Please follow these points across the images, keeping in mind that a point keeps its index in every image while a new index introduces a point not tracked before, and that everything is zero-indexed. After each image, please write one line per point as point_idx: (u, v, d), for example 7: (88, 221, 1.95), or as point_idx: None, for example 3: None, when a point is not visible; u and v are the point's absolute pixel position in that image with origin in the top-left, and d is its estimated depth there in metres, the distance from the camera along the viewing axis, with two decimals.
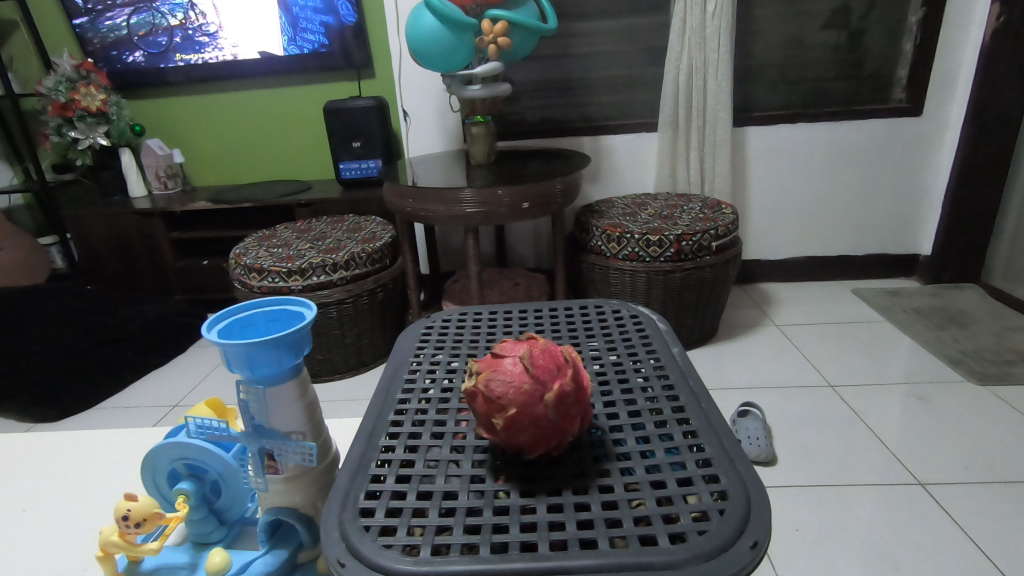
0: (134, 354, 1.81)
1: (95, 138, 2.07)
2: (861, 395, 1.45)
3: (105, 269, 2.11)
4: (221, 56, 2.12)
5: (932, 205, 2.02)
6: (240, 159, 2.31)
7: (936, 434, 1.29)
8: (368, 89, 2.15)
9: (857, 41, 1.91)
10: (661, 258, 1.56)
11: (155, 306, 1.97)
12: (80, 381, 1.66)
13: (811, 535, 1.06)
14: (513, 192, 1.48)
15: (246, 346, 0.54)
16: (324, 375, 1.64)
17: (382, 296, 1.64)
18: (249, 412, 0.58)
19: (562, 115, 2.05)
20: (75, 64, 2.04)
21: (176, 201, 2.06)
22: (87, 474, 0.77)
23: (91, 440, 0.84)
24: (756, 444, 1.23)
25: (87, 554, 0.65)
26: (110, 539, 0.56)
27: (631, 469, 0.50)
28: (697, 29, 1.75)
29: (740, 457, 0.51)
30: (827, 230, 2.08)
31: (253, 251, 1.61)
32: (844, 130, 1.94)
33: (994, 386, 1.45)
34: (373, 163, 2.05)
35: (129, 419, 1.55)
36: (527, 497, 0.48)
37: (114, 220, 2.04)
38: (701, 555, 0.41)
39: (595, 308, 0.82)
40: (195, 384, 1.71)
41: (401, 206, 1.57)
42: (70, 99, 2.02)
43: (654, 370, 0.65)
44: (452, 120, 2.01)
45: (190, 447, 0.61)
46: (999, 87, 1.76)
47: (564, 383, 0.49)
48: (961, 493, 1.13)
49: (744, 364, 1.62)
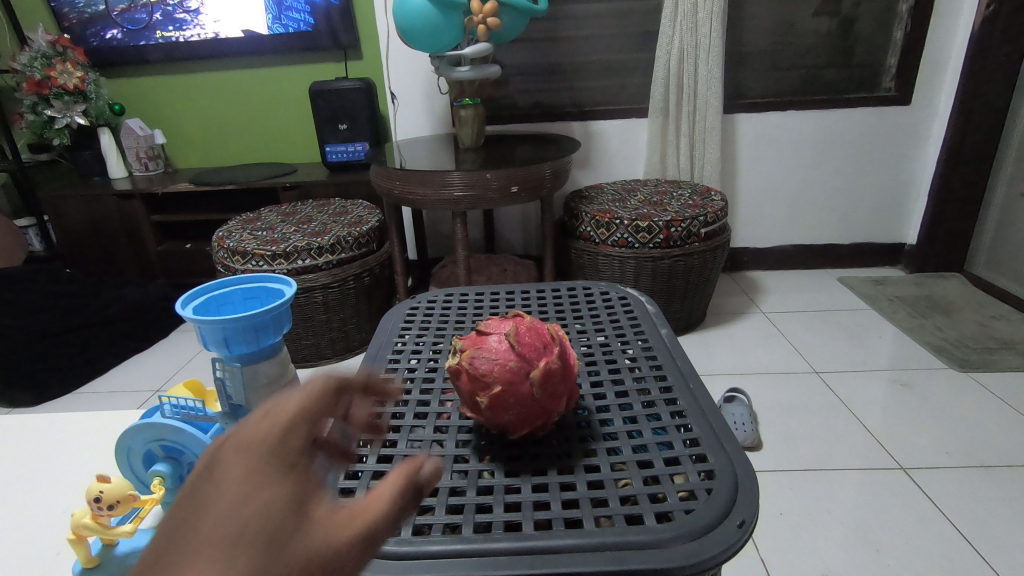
0: (114, 337, 1.78)
1: (73, 117, 2.01)
2: (846, 381, 1.46)
3: (84, 252, 2.07)
4: (203, 34, 2.06)
5: (919, 195, 2.03)
6: (223, 139, 2.25)
7: (919, 421, 1.30)
8: (355, 70, 2.10)
9: (848, 28, 1.91)
10: (650, 244, 1.55)
11: (136, 290, 1.93)
12: (60, 365, 1.63)
13: (795, 519, 1.06)
14: (501, 176, 1.45)
15: (224, 322, 0.55)
16: (310, 360, 1.63)
17: (369, 281, 1.62)
18: (226, 391, 0.58)
19: (552, 99, 2.02)
20: (51, 39, 1.97)
21: (157, 183, 2.01)
22: (61, 455, 0.75)
23: (66, 421, 0.82)
24: (742, 429, 1.23)
25: (60, 537, 0.63)
26: (82, 522, 0.54)
27: (619, 448, 0.50)
28: (689, 14, 1.73)
29: (727, 438, 0.50)
30: (814, 218, 2.09)
31: (236, 233, 1.58)
32: (834, 117, 1.94)
33: (976, 374, 1.46)
34: (360, 147, 2.01)
35: (109, 404, 1.52)
36: (512, 476, 0.47)
37: (93, 202, 1.99)
38: (688, 533, 0.41)
39: (582, 290, 0.81)
40: (178, 369, 1.68)
41: (388, 189, 1.54)
42: (46, 76, 1.95)
43: (641, 351, 0.65)
44: (441, 103, 1.98)
45: (165, 428, 0.59)
46: (987, 77, 1.76)
47: (550, 361, 0.48)
48: (942, 477, 1.14)
49: (731, 351, 1.63)
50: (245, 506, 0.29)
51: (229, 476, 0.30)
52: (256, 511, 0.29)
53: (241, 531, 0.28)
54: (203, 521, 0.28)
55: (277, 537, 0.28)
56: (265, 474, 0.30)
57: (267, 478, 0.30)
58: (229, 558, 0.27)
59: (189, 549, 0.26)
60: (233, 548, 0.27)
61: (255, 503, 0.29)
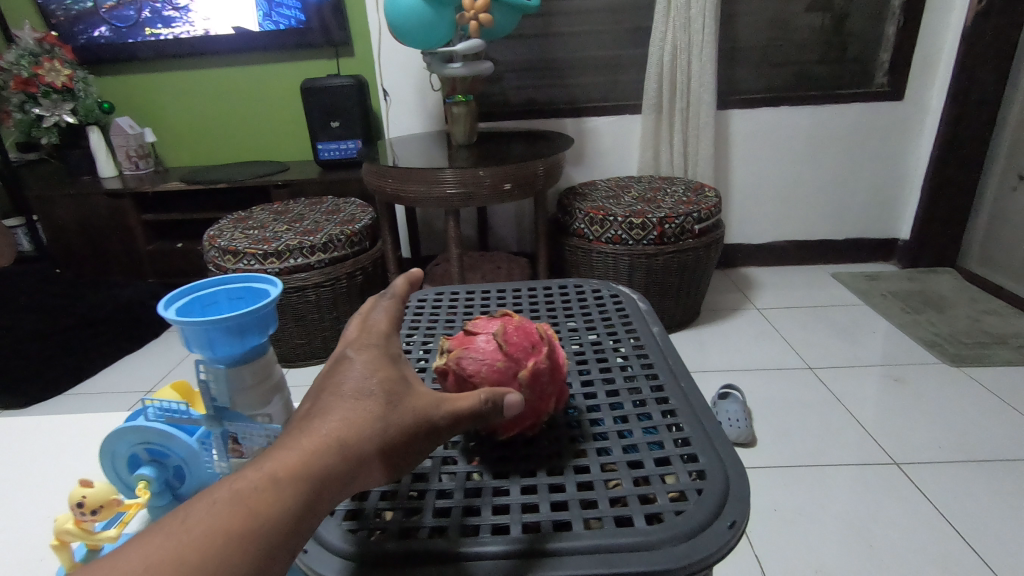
0: (105, 338, 1.76)
1: (62, 116, 1.99)
2: (839, 378, 1.46)
3: (74, 252, 2.05)
4: (192, 31, 2.04)
5: (911, 190, 2.03)
6: (214, 138, 2.23)
7: (912, 416, 1.30)
8: (347, 67, 2.09)
9: (841, 24, 1.90)
10: (644, 241, 1.55)
11: (127, 290, 1.92)
12: (50, 366, 1.61)
13: (790, 515, 1.06)
14: (494, 173, 1.44)
15: (206, 324, 0.53)
16: (302, 359, 1.61)
17: (362, 280, 1.61)
18: (210, 393, 0.58)
19: (545, 96, 2.01)
20: (38, 37, 1.95)
21: (147, 182, 1.99)
22: (48, 459, 0.74)
23: (53, 424, 0.81)
24: (736, 426, 1.23)
25: (43, 543, 0.62)
26: (64, 528, 0.52)
27: (609, 448, 0.49)
28: (682, 9, 1.72)
29: (719, 436, 0.50)
30: (808, 214, 2.09)
31: (228, 232, 1.57)
32: (827, 113, 1.94)
33: (968, 368, 1.47)
34: (352, 144, 2.00)
35: (99, 405, 1.51)
36: (500, 479, 0.46)
37: (82, 201, 1.97)
38: (678, 535, 0.40)
39: (574, 287, 0.80)
40: (169, 369, 1.67)
41: (380, 187, 1.53)
42: (33, 73, 1.93)
43: (633, 349, 0.64)
44: (433, 100, 1.96)
45: (150, 431, 0.58)
46: (978, 72, 1.76)
47: (538, 361, 0.48)
48: (936, 472, 1.15)
49: (725, 347, 1.63)
50: (365, 377, 0.41)
51: (354, 359, 0.42)
52: (374, 381, 0.41)
53: (364, 390, 0.40)
54: (341, 384, 0.40)
55: (390, 397, 0.40)
56: (377, 360, 0.42)
57: (381, 362, 0.42)
58: (357, 408, 0.39)
59: (332, 399, 0.39)
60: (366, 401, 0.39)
61: (372, 376, 0.41)
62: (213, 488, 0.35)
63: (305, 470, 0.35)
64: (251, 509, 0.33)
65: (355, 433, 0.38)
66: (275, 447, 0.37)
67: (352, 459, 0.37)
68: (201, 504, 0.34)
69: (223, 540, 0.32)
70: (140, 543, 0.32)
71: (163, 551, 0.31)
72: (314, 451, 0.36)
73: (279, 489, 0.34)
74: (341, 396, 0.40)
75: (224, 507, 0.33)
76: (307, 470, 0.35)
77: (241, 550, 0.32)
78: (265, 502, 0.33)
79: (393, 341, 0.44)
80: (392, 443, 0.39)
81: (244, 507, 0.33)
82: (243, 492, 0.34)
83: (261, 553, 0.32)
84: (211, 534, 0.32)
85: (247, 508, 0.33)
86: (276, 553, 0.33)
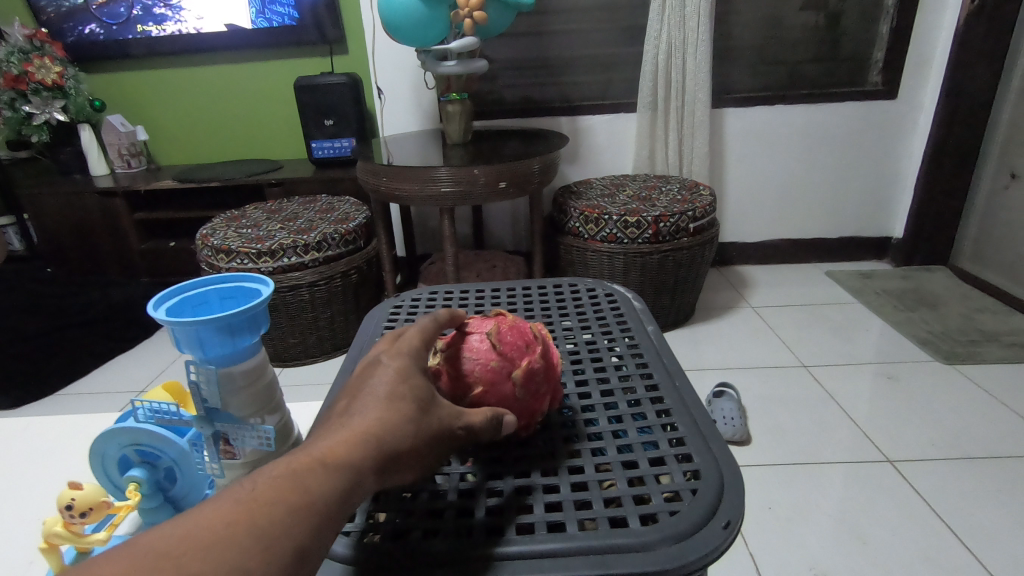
0: (97, 337, 1.75)
1: (52, 113, 1.97)
2: (833, 376, 1.47)
3: (65, 251, 2.03)
4: (185, 29, 2.03)
5: (905, 189, 2.04)
6: (207, 136, 2.22)
7: (906, 413, 1.31)
8: (340, 65, 2.07)
9: (834, 23, 1.91)
10: (639, 239, 1.55)
11: (119, 289, 1.90)
12: (40, 366, 1.60)
13: (783, 512, 1.07)
14: (489, 171, 1.44)
15: (197, 325, 0.53)
16: (296, 359, 1.61)
17: (357, 279, 1.60)
18: (201, 394, 0.57)
19: (540, 94, 2.01)
20: (28, 34, 1.93)
21: (140, 180, 1.97)
22: (39, 461, 0.73)
23: (44, 425, 0.80)
24: (731, 424, 1.23)
25: (31, 547, 0.61)
26: (53, 530, 0.52)
27: (603, 448, 0.49)
28: (676, 8, 1.72)
29: (714, 437, 0.50)
30: (802, 213, 2.09)
31: (221, 231, 1.56)
32: (822, 112, 1.95)
33: (962, 366, 1.48)
34: (346, 142, 1.99)
35: (91, 405, 1.50)
36: (494, 479, 0.46)
37: (73, 199, 1.95)
38: (671, 536, 0.40)
39: (569, 286, 0.80)
40: (162, 369, 1.66)
41: (374, 186, 1.52)
42: (23, 71, 1.91)
43: (628, 348, 0.64)
44: (428, 98, 1.96)
45: (141, 432, 0.57)
46: (970, 71, 1.77)
47: (532, 360, 0.49)
48: (928, 469, 1.15)
49: (721, 345, 1.63)
50: (399, 382, 0.41)
51: (386, 363, 0.43)
52: (408, 385, 0.41)
53: (398, 392, 0.40)
54: (374, 385, 0.41)
55: (423, 401, 0.41)
56: (411, 365, 0.43)
57: (413, 368, 0.43)
58: (393, 410, 0.39)
59: (366, 399, 0.40)
60: (401, 404, 0.40)
61: (405, 382, 0.41)
62: (262, 468, 0.35)
63: (351, 459, 0.35)
64: (303, 489, 0.33)
65: (390, 431, 0.38)
66: (316, 438, 0.37)
67: (388, 456, 0.37)
68: (251, 481, 0.33)
69: (280, 513, 0.31)
70: (191, 515, 0.31)
71: (220, 520, 0.30)
72: (356, 443, 0.36)
73: (328, 474, 0.34)
74: (377, 397, 0.40)
75: (278, 483, 0.33)
76: (352, 459, 0.35)
77: (294, 526, 0.32)
78: (315, 483, 0.33)
79: (422, 350, 0.45)
80: (423, 445, 0.39)
81: (295, 487, 0.33)
82: (294, 472, 0.34)
83: (311, 532, 0.32)
84: (268, 507, 0.32)
85: (295, 488, 0.33)
86: (322, 536, 0.33)
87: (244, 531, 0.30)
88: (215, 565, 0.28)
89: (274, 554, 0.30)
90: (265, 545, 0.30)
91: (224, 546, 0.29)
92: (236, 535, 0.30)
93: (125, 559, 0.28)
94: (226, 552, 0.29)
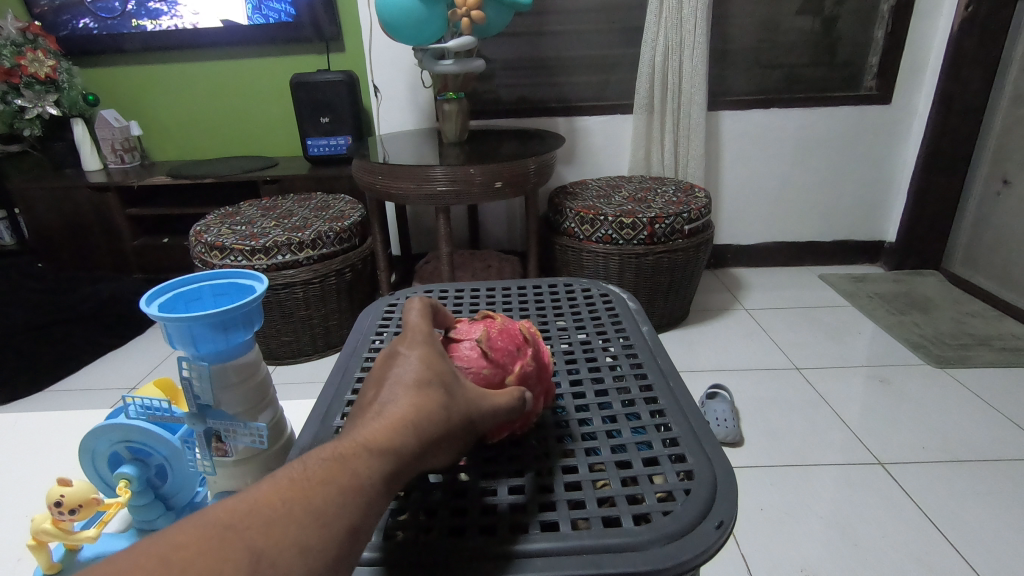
0: (88, 334, 1.73)
1: (45, 108, 1.94)
2: (825, 378, 1.48)
3: (56, 246, 2.01)
4: (180, 25, 2.01)
5: (898, 194, 2.05)
6: (201, 133, 2.21)
7: (896, 415, 1.32)
8: (337, 63, 2.07)
9: (830, 27, 1.92)
10: (634, 240, 1.55)
11: (111, 285, 1.89)
12: (30, 362, 1.58)
13: (775, 514, 1.07)
14: (485, 171, 1.44)
15: (191, 321, 0.53)
16: (290, 357, 1.60)
17: (351, 277, 1.59)
18: (193, 391, 0.56)
19: (536, 95, 2.01)
20: (21, 26, 1.91)
21: (133, 176, 1.96)
22: (27, 457, 0.73)
23: (31, 423, 0.79)
24: (724, 425, 1.24)
25: (19, 545, 0.61)
26: (42, 527, 0.51)
27: (597, 448, 0.49)
28: (674, 10, 1.73)
29: (707, 437, 0.50)
30: (797, 216, 2.10)
31: (215, 228, 1.55)
32: (817, 116, 1.95)
33: (953, 370, 1.49)
34: (342, 140, 1.98)
35: (81, 402, 1.48)
36: (487, 479, 0.46)
37: (65, 194, 1.93)
38: (664, 536, 0.40)
39: (564, 286, 0.80)
40: (154, 366, 1.64)
41: (370, 184, 1.51)
42: (16, 64, 1.89)
43: (622, 348, 0.64)
44: (425, 97, 1.95)
45: (132, 430, 0.57)
46: (964, 78, 1.78)
47: (525, 364, 0.49)
48: (920, 472, 1.16)
49: (715, 347, 1.63)
50: (426, 367, 0.41)
51: (407, 353, 0.42)
52: (432, 370, 0.41)
53: (425, 379, 0.40)
54: (399, 373, 0.40)
55: (449, 386, 0.40)
56: (434, 352, 0.43)
57: (435, 356, 0.42)
58: (423, 394, 0.39)
59: (393, 388, 0.39)
60: (430, 389, 0.39)
61: (429, 367, 0.41)
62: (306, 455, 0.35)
63: (390, 442, 0.35)
64: (346, 474, 0.33)
65: (423, 416, 0.37)
66: (352, 428, 0.37)
67: (425, 438, 0.37)
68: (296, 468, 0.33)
69: (331, 495, 0.32)
70: (250, 494, 0.31)
71: (277, 499, 0.31)
72: (392, 429, 0.36)
73: (372, 458, 0.34)
74: (404, 383, 0.39)
75: (322, 469, 0.33)
76: (389, 441, 0.35)
77: (346, 507, 0.32)
78: (359, 467, 0.34)
79: (435, 343, 0.44)
80: (456, 427, 0.39)
81: (339, 473, 0.33)
82: (338, 458, 0.34)
83: (361, 512, 0.32)
84: (320, 489, 0.32)
85: (340, 473, 0.33)
86: (373, 515, 0.33)
87: (295, 516, 0.30)
88: (278, 543, 0.29)
89: (330, 533, 0.31)
90: (319, 524, 0.31)
91: (278, 530, 0.30)
92: (293, 515, 0.30)
93: (195, 533, 0.29)
94: (281, 535, 0.29)
